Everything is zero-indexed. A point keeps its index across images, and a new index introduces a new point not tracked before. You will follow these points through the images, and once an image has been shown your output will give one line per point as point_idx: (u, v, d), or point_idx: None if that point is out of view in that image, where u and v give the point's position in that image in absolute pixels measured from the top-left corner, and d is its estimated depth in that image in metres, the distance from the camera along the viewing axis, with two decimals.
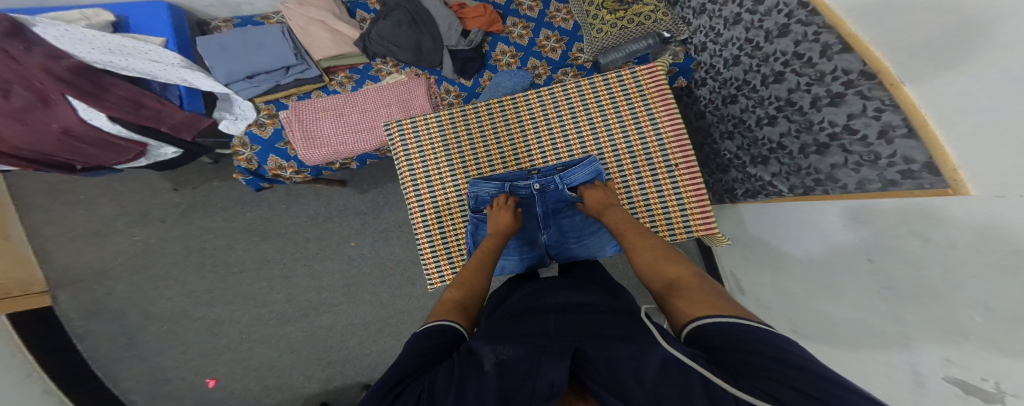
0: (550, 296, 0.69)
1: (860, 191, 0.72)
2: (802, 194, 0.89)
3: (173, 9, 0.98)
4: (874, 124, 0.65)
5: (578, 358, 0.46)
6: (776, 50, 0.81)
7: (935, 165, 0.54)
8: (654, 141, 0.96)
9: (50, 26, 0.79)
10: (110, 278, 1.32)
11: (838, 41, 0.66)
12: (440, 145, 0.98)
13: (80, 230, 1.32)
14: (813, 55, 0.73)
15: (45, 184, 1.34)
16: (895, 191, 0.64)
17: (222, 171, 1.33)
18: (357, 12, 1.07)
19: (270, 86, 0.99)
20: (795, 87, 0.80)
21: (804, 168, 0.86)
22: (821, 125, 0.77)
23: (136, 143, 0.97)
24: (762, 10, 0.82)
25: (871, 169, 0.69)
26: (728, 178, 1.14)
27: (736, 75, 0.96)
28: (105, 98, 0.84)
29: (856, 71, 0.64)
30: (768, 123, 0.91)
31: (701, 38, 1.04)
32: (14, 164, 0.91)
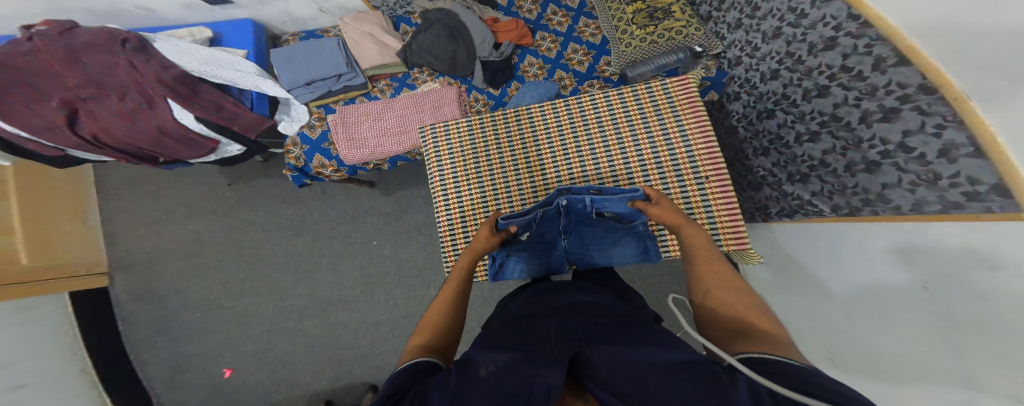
0: (554, 298, 0.70)
1: (915, 214, 0.67)
2: (845, 214, 0.84)
3: (255, 26, 1.16)
4: (935, 142, 0.61)
5: (577, 362, 0.48)
6: (821, 63, 0.81)
7: (1003, 185, 0.50)
8: (681, 148, 0.97)
9: (166, 42, 1.01)
10: (160, 264, 1.45)
11: (893, 54, 0.64)
12: (470, 152, 1.05)
13: (145, 218, 1.48)
14: (863, 68, 0.71)
15: (124, 176, 1.53)
16: (960, 214, 0.58)
17: (269, 169, 1.47)
18: (401, 26, 1.22)
19: (323, 92, 1.13)
20: (841, 101, 0.79)
21: (849, 188, 0.82)
22: (872, 142, 0.74)
23: (212, 141, 1.11)
24: (806, 22, 0.82)
25: (929, 189, 0.64)
26: (761, 195, 1.11)
27: (775, 89, 0.97)
28: (196, 101, 1.00)
29: (914, 85, 0.62)
30: (810, 139, 0.90)
31: (736, 52, 1.08)
32: (111, 156, 1.06)
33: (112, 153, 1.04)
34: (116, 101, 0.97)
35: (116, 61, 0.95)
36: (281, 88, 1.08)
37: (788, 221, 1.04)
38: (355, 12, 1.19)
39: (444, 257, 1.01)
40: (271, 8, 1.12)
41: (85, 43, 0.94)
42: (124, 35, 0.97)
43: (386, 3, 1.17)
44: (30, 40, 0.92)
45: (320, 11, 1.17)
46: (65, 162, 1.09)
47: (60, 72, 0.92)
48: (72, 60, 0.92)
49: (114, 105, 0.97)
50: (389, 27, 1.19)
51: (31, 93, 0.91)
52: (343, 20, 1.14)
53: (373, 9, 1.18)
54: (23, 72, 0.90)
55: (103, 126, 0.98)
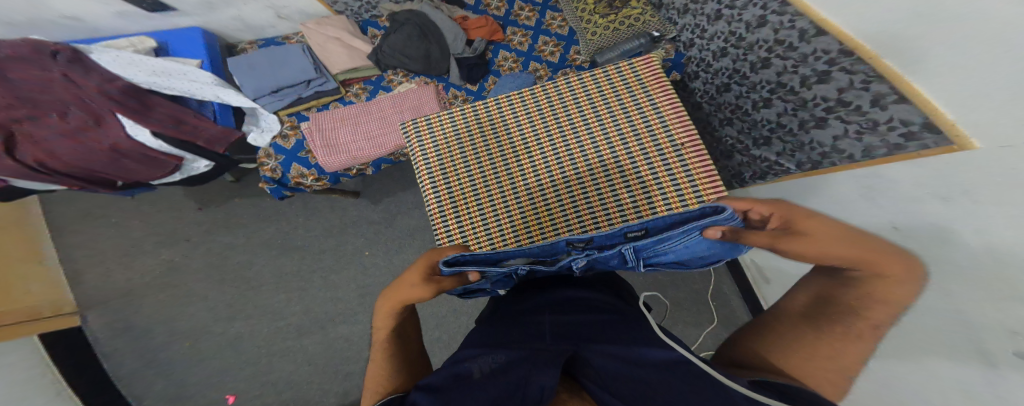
0: (552, 291, 0.64)
1: (866, 159, 0.71)
2: (810, 169, 0.87)
3: (206, 34, 1.04)
4: (866, 95, 0.65)
5: (575, 362, 0.44)
6: (759, 39, 0.84)
7: (933, 124, 0.53)
8: (655, 121, 0.83)
9: (107, 54, 0.93)
10: (137, 297, 1.36)
11: (810, 26, 0.70)
12: (454, 139, 0.91)
13: (110, 252, 1.37)
14: (793, 40, 0.76)
15: (77, 209, 1.40)
16: (900, 154, 0.62)
17: (243, 189, 1.38)
18: (369, 29, 1.11)
19: (293, 99, 1.04)
20: (782, 70, 0.81)
21: (806, 144, 0.85)
22: (816, 101, 0.77)
23: (173, 157, 0.98)
24: (739, 3, 0.86)
25: (873, 136, 0.68)
26: (733, 163, 1.11)
27: (726, 65, 0.97)
28: (151, 115, 0.93)
29: (835, 51, 0.67)
30: (764, 105, 0.91)
31: (689, 35, 1.07)
32: (62, 184, 0.94)
33: (64, 181, 0.94)
34: (57, 120, 0.88)
35: (49, 77, 0.87)
36: (246, 97, 1.00)
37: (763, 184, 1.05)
38: (318, 16, 1.10)
39: None
40: (222, 15, 1.00)
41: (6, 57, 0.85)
42: (54, 47, 0.90)
43: (349, 7, 1.08)
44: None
45: (279, 18, 1.06)
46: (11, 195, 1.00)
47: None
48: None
49: (56, 126, 0.88)
50: (357, 32, 1.10)
51: None
52: (305, 25, 1.04)
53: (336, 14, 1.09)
54: None
55: (46, 150, 0.89)
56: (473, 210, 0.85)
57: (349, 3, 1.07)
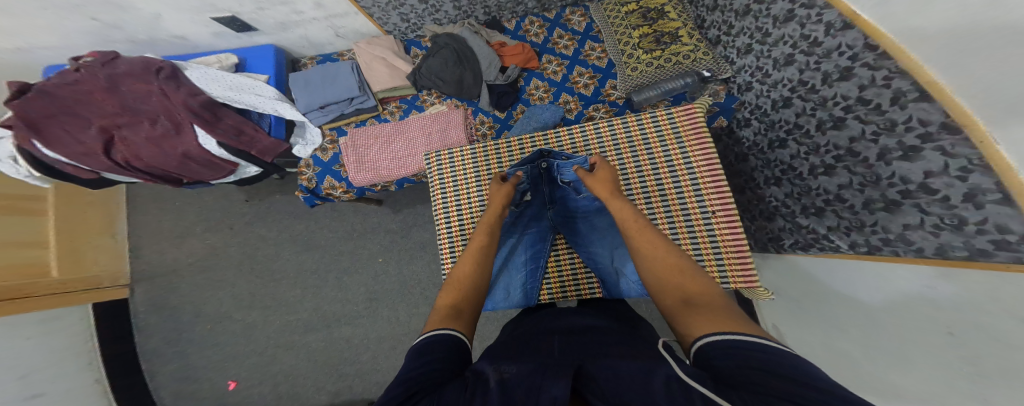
0: (557, 320, 0.69)
1: (938, 258, 0.63)
2: (865, 253, 0.79)
3: (277, 51, 1.23)
4: (960, 185, 0.57)
5: (580, 376, 0.43)
6: (838, 93, 0.77)
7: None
8: (687, 181, 0.94)
9: (196, 70, 1.08)
10: (177, 277, 1.50)
11: (913, 88, 0.61)
12: (473, 175, 1.01)
13: (167, 232, 1.56)
14: (881, 101, 0.68)
15: (152, 191, 1.62)
16: (986, 262, 0.55)
17: (286, 186, 1.52)
18: (411, 49, 1.22)
19: (336, 115, 1.16)
20: (858, 135, 0.75)
21: (867, 226, 0.77)
22: (891, 180, 0.70)
23: (231, 163, 1.13)
24: (819, 51, 0.80)
25: (954, 235, 0.60)
26: (774, 226, 1.05)
27: (787, 118, 0.93)
28: (217, 126, 1.03)
29: (933, 123, 0.59)
30: (825, 172, 0.85)
31: (746, 78, 1.03)
32: (139, 177, 1.10)
33: (141, 175, 1.10)
34: (147, 127, 1.02)
35: (149, 89, 1.02)
36: (298, 110, 1.12)
37: (802, 254, 0.99)
38: (370, 36, 1.24)
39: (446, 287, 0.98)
40: (291, 34, 1.19)
41: (123, 73, 1.03)
42: (160, 64, 1.05)
43: (397, 27, 1.22)
44: (80, 71, 1.04)
45: (337, 35, 1.24)
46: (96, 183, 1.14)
47: (100, 101, 1.01)
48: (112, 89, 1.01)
49: (145, 131, 1.03)
50: (401, 51, 1.20)
51: (74, 121, 1.00)
52: (358, 44, 1.17)
53: (384, 33, 1.22)
54: (66, 100, 0.99)
55: (134, 151, 1.03)
56: None
57: (398, 24, 1.21)
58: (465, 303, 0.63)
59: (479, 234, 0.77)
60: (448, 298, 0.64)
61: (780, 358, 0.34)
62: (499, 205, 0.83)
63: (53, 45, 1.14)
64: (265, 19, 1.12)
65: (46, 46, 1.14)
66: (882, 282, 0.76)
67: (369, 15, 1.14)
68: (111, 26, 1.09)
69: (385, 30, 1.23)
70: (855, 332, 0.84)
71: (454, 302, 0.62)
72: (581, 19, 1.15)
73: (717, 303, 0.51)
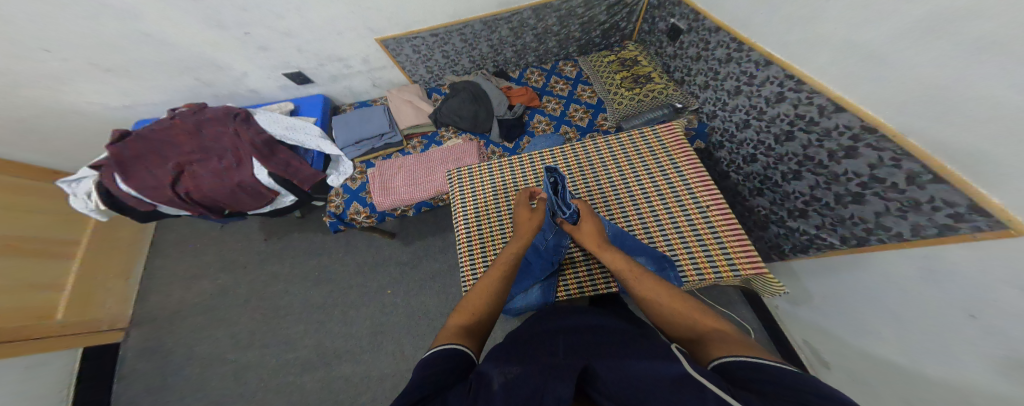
0: (563, 318, 0.70)
1: (918, 238, 0.67)
2: (856, 245, 0.80)
3: (324, 101, 1.47)
4: (899, 173, 0.67)
5: (587, 375, 0.49)
6: (779, 113, 0.92)
7: (978, 206, 0.55)
8: (681, 185, 1.00)
9: (261, 113, 1.29)
10: (179, 317, 1.46)
11: (830, 103, 0.76)
12: (486, 189, 1.10)
13: (181, 273, 1.57)
14: (813, 115, 0.82)
15: (177, 233, 1.69)
16: (954, 235, 0.60)
17: (305, 224, 1.59)
18: (434, 95, 1.44)
19: (368, 149, 1.32)
20: (807, 144, 0.86)
21: (847, 218, 0.82)
22: (847, 176, 0.79)
23: (273, 192, 1.22)
24: (756, 81, 0.97)
25: (916, 214, 0.66)
26: (770, 234, 1.07)
27: (750, 137, 1.04)
28: (271, 159, 1.19)
29: (857, 127, 0.72)
30: (794, 178, 0.93)
31: (711, 107, 1.18)
32: (189, 209, 1.19)
33: (192, 208, 1.20)
34: (215, 162, 1.19)
35: (226, 130, 1.21)
36: (336, 147, 1.28)
37: (806, 259, 0.98)
38: (399, 85, 1.48)
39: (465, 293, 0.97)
40: (338, 85, 1.45)
41: (209, 119, 1.25)
42: (235, 111, 1.26)
43: (422, 77, 1.46)
44: (173, 119, 1.25)
45: (374, 85, 1.49)
46: (146, 216, 1.24)
47: (184, 142, 1.21)
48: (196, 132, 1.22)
49: (212, 166, 1.19)
50: (424, 96, 1.42)
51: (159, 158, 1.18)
52: (391, 92, 1.40)
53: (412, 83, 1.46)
54: (158, 141, 1.20)
55: (196, 182, 1.16)
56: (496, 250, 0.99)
57: (423, 75, 1.46)
58: (480, 319, 0.63)
59: (503, 258, 0.76)
60: (464, 312, 0.65)
61: (787, 375, 0.40)
62: (526, 236, 0.81)
63: (143, 98, 1.38)
64: (322, 73, 1.39)
65: (142, 102, 1.40)
66: (887, 269, 0.75)
67: (401, 67, 1.38)
68: (206, 84, 1.38)
69: (412, 79, 1.47)
70: (887, 330, 0.78)
71: (466, 322, 0.62)
72: (573, 69, 1.38)
73: (729, 336, 0.53)
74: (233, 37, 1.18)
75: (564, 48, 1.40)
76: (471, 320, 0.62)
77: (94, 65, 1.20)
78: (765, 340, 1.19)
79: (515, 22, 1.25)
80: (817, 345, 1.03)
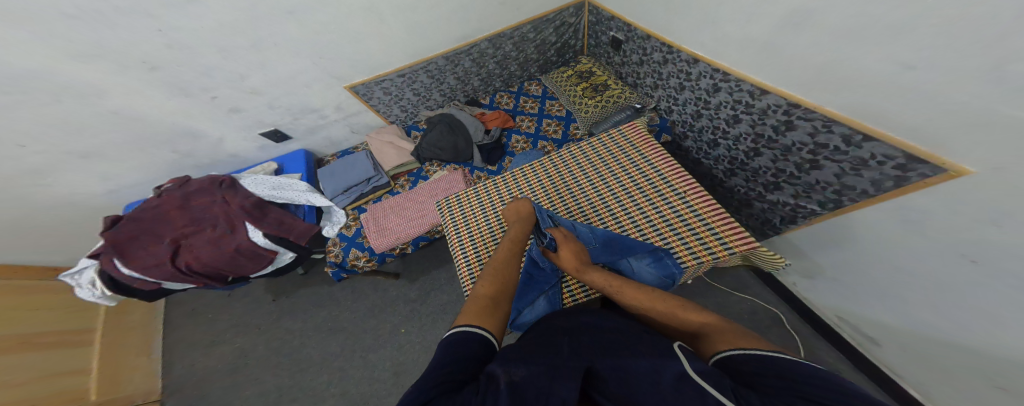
0: (568, 319, 0.67)
1: (882, 193, 0.68)
2: (835, 208, 0.81)
3: (306, 155, 1.47)
4: (836, 137, 0.71)
5: (591, 377, 0.47)
6: (720, 100, 0.95)
7: (916, 156, 0.57)
8: (656, 178, 0.96)
9: (246, 177, 1.30)
10: (207, 383, 1.49)
11: (752, 87, 0.83)
12: (463, 219, 1.07)
13: (200, 341, 1.61)
14: (745, 97, 0.87)
15: (189, 304, 1.73)
16: (909, 186, 0.62)
17: (310, 278, 1.62)
18: (412, 132, 1.42)
19: (357, 195, 1.31)
20: (753, 123, 0.89)
21: (816, 184, 0.83)
22: (798, 146, 0.81)
23: (272, 251, 1.21)
24: (692, 75, 0.99)
25: (869, 171, 0.68)
26: (756, 210, 1.07)
27: (706, 123, 1.05)
28: (264, 220, 1.19)
29: (784, 104, 0.78)
30: (754, 154, 0.95)
31: (667, 103, 1.17)
32: (195, 282, 1.19)
33: (195, 280, 1.19)
34: (209, 231, 1.19)
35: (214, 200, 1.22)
36: (326, 199, 1.26)
37: (797, 228, 0.97)
38: (377, 127, 1.47)
39: None
40: (317, 136, 1.44)
41: (196, 190, 1.25)
42: (218, 178, 1.28)
43: (398, 117, 1.45)
44: (159, 196, 1.26)
45: (352, 132, 1.48)
46: (155, 295, 1.26)
47: (176, 217, 1.22)
48: (184, 205, 1.23)
49: (207, 235, 1.19)
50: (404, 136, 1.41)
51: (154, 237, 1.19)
52: (369, 136, 1.39)
53: (390, 123, 1.45)
54: (149, 221, 1.21)
55: (195, 254, 1.16)
56: None
57: (398, 115, 1.45)
58: (499, 297, 0.63)
59: (507, 245, 0.79)
60: (485, 290, 0.65)
61: (801, 372, 0.40)
62: (524, 224, 0.85)
63: (128, 182, 1.39)
64: (298, 127, 1.38)
65: (125, 185, 1.40)
66: (879, 243, 0.75)
67: (376, 110, 1.38)
68: (187, 156, 1.38)
69: (389, 120, 1.46)
70: (908, 296, 0.76)
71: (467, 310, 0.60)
72: (538, 87, 1.36)
73: (721, 328, 0.55)
74: (202, 102, 1.17)
75: (526, 70, 1.39)
76: (493, 296, 0.63)
77: (69, 156, 1.19)
78: (796, 320, 1.15)
79: (476, 54, 1.25)
80: (852, 320, 0.99)
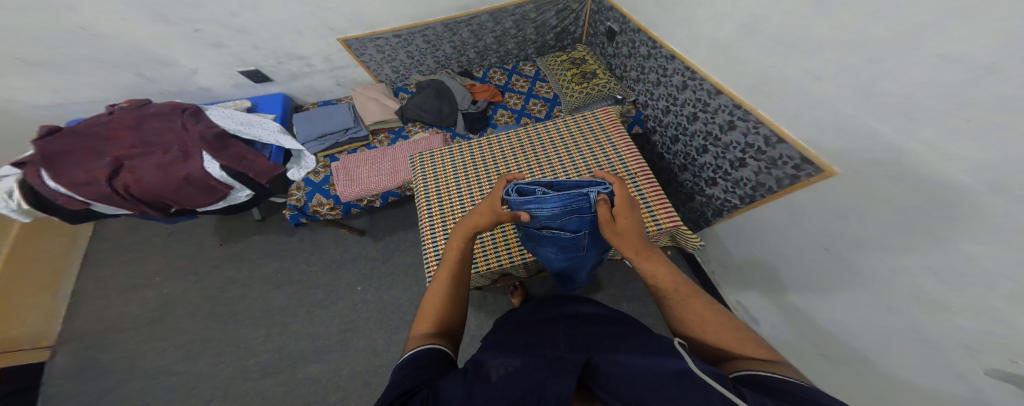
0: (559, 302, 0.63)
1: (781, 188, 0.77)
2: (751, 202, 0.90)
3: (286, 99, 1.43)
4: (760, 135, 0.79)
5: (586, 368, 0.42)
6: (687, 98, 1.03)
7: (806, 157, 0.67)
8: (614, 157, 1.02)
9: (215, 110, 1.25)
10: (118, 332, 1.32)
11: (710, 86, 0.92)
12: (432, 167, 1.08)
13: (120, 284, 1.43)
14: (706, 95, 0.95)
15: (115, 241, 1.54)
16: (800, 184, 0.71)
17: (265, 228, 1.51)
18: (400, 93, 1.44)
19: (331, 144, 1.28)
20: (707, 121, 0.97)
21: (741, 181, 0.92)
22: (733, 144, 0.89)
23: (226, 186, 1.14)
24: (669, 72, 1.08)
25: (777, 169, 0.76)
26: (696, 204, 1.16)
27: (672, 120, 1.15)
28: (223, 152, 1.13)
29: (729, 103, 0.86)
30: (704, 152, 1.03)
31: (644, 97, 1.27)
32: (130, 208, 1.10)
33: (132, 205, 1.10)
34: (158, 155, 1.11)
35: (172, 125, 1.16)
36: (297, 143, 1.24)
37: (721, 223, 1.06)
38: (364, 84, 1.46)
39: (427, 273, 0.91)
40: (300, 83, 1.42)
41: (153, 114, 1.19)
42: (184, 106, 1.22)
43: (388, 77, 1.47)
44: (112, 114, 1.18)
45: (337, 84, 1.47)
46: (77, 216, 1.13)
47: (123, 136, 1.13)
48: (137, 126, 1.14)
49: (155, 159, 1.11)
50: (391, 95, 1.42)
51: (93, 153, 1.09)
52: (354, 90, 1.37)
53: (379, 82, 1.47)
54: (92, 137, 1.12)
55: (136, 177, 1.08)
56: (447, 222, 0.96)
57: (389, 75, 1.47)
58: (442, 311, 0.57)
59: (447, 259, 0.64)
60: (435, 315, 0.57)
61: (801, 388, 0.36)
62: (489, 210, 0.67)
63: (83, 98, 1.29)
64: (281, 71, 1.35)
65: (77, 100, 1.29)
66: (781, 243, 0.82)
67: (365, 67, 1.39)
68: (149, 81, 1.29)
69: (378, 78, 1.46)
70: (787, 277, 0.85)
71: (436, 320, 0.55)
72: (532, 68, 1.44)
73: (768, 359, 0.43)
74: (181, 31, 1.13)
75: (523, 50, 1.47)
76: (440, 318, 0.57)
77: (19, 59, 1.11)
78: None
79: (474, 25, 1.31)
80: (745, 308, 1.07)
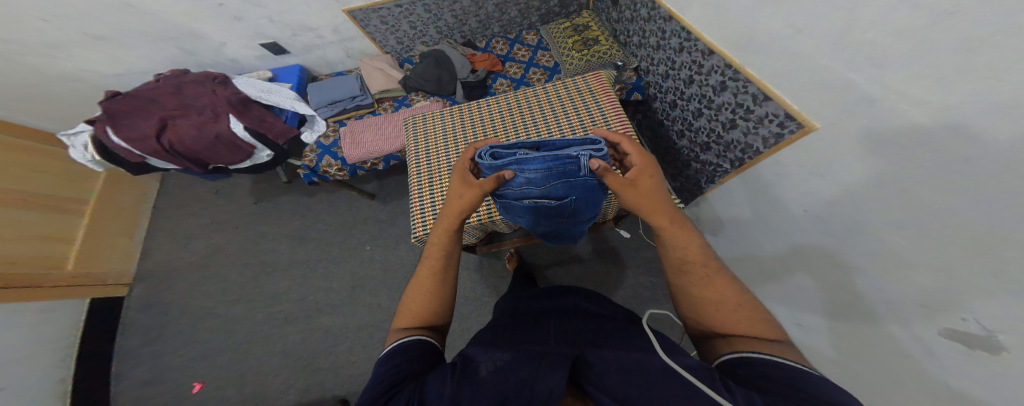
0: (553, 299, 0.67)
1: (767, 149, 0.83)
2: (741, 165, 0.97)
3: (302, 70, 1.53)
4: (749, 94, 0.83)
5: (577, 365, 0.45)
6: (684, 62, 1.03)
7: (791, 115, 0.73)
8: (601, 123, 1.01)
9: (239, 78, 1.38)
10: (176, 274, 1.57)
11: (705, 48, 0.92)
12: (423, 132, 1.12)
13: (176, 233, 1.66)
14: (702, 59, 0.95)
15: (170, 195, 1.76)
16: (784, 142, 0.77)
17: (291, 189, 1.67)
18: (404, 64, 1.49)
19: (340, 110, 1.37)
20: (704, 85, 0.98)
21: (732, 144, 0.97)
22: (726, 106, 0.93)
23: (250, 145, 1.28)
24: (666, 35, 1.06)
25: (764, 129, 0.82)
26: (691, 171, 1.21)
27: (671, 85, 1.14)
28: (246, 115, 1.27)
29: (724, 65, 0.88)
30: (700, 117, 1.06)
31: (646, 63, 1.24)
32: (176, 162, 1.27)
33: (178, 160, 1.27)
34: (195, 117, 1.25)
35: (205, 90, 1.29)
36: (309, 107, 1.34)
37: (715, 187, 1.13)
38: (370, 55, 1.53)
39: (415, 235, 0.98)
40: (313, 55, 1.51)
41: (190, 81, 1.33)
42: (215, 73, 1.36)
43: (394, 49, 1.53)
44: (159, 81, 1.34)
45: (347, 56, 1.54)
46: (140, 169, 1.33)
47: (167, 100, 1.29)
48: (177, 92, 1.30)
49: (192, 120, 1.25)
50: (395, 65, 1.47)
51: (144, 115, 1.26)
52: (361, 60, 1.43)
53: (384, 52, 1.53)
54: (142, 100, 1.28)
55: (177, 135, 1.23)
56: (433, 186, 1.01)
57: (394, 48, 1.53)
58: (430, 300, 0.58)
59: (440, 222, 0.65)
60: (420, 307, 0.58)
61: (798, 381, 0.38)
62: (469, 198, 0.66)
63: (140, 69, 1.47)
64: (296, 44, 1.44)
65: (135, 70, 1.47)
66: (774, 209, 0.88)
67: (371, 38, 1.44)
68: (188, 53, 1.43)
69: (384, 50, 1.52)
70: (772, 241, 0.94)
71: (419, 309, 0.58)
72: (535, 37, 1.40)
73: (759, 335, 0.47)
74: (208, 6, 1.23)
75: (526, 18, 1.44)
76: (424, 317, 0.57)
77: (85, 35, 1.27)
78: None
79: None
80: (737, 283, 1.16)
